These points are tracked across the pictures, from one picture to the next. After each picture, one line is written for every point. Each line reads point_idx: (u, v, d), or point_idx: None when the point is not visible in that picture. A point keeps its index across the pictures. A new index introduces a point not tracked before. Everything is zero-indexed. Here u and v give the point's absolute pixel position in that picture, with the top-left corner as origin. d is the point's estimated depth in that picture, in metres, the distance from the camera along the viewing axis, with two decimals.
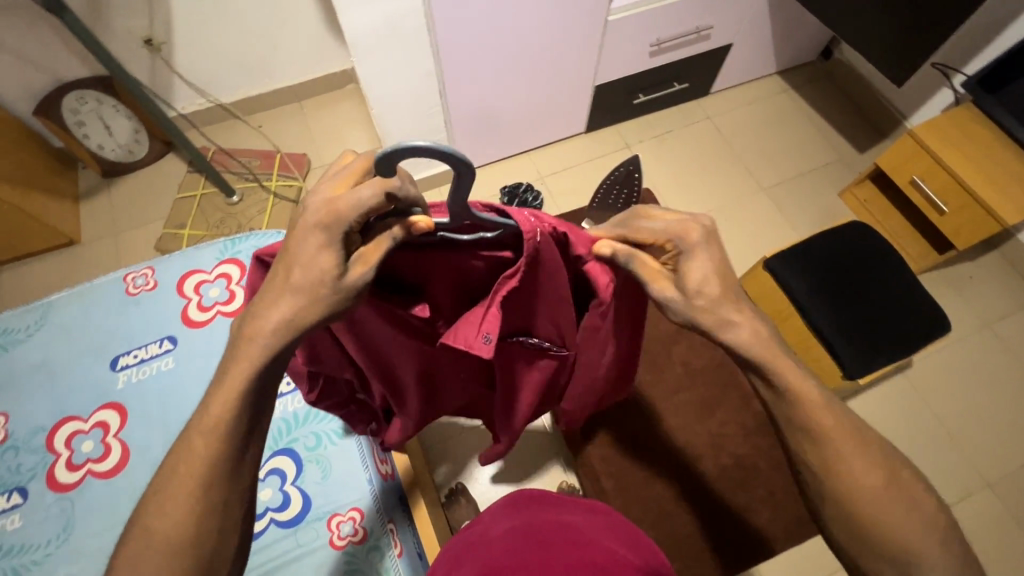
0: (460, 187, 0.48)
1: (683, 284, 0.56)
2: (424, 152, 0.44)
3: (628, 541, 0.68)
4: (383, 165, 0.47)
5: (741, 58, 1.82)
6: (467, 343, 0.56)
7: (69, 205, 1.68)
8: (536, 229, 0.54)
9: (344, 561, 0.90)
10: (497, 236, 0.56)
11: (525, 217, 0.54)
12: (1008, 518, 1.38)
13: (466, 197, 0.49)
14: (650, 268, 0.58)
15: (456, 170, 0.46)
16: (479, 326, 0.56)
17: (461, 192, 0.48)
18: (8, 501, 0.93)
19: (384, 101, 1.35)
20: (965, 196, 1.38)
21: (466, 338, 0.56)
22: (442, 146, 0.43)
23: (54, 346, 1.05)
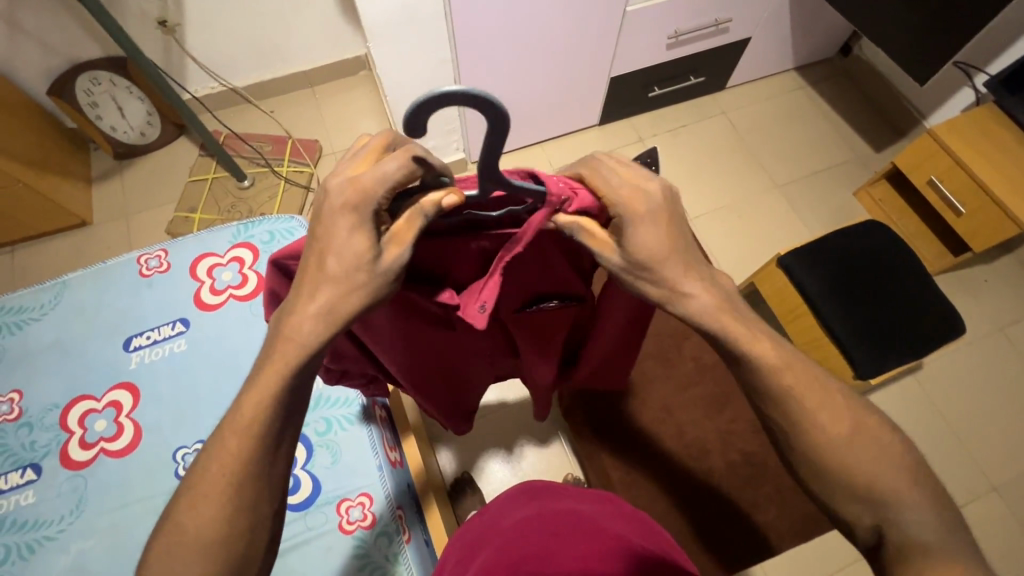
0: (491, 149, 0.47)
1: (708, 276, 0.55)
2: (458, 100, 0.44)
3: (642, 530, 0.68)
4: (411, 126, 0.46)
5: (759, 53, 1.80)
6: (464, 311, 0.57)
7: (82, 186, 1.68)
8: (564, 196, 0.51)
9: (353, 545, 0.91)
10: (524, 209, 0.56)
11: (555, 182, 0.52)
12: (1014, 522, 1.37)
13: (496, 158, 0.48)
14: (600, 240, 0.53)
15: (489, 125, 0.46)
16: (478, 294, 0.55)
17: (491, 153, 0.47)
18: (22, 476, 0.94)
19: (399, 88, 1.34)
20: (983, 197, 1.36)
21: (467, 305, 0.56)
22: (474, 91, 0.43)
23: (68, 325, 1.06)
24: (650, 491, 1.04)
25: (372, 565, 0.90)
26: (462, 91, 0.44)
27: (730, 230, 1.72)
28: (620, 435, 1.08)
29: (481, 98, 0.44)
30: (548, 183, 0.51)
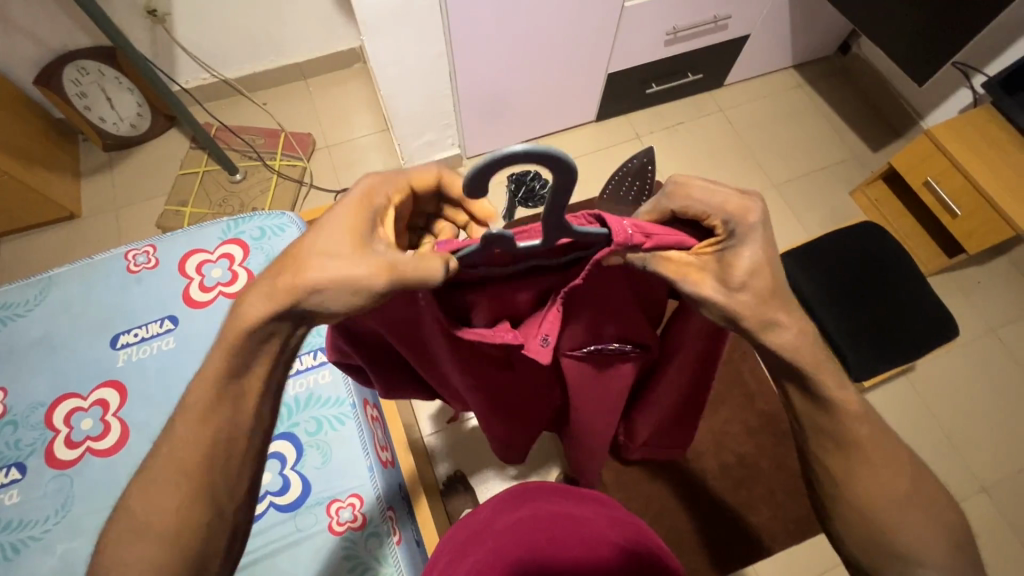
0: (556, 199, 0.45)
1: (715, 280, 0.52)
2: (522, 155, 0.40)
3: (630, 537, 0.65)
4: (475, 184, 0.43)
5: (757, 50, 1.78)
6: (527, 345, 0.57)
7: (70, 178, 1.65)
8: (631, 237, 0.48)
9: (342, 546, 0.90)
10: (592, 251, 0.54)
11: (621, 225, 0.49)
12: (1003, 523, 1.38)
13: (559, 212, 0.46)
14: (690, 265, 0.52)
15: (555, 178, 0.43)
16: (538, 328, 0.57)
17: (556, 207, 0.46)
18: (7, 476, 0.92)
19: (393, 82, 1.32)
20: (980, 199, 1.35)
21: (527, 336, 0.57)
22: (539, 146, 0.40)
23: (53, 321, 1.04)
24: (644, 492, 1.03)
25: (363, 566, 0.90)
26: (526, 150, 0.40)
27: None
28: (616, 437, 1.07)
29: (546, 155, 0.40)
30: (611, 226, 0.48)
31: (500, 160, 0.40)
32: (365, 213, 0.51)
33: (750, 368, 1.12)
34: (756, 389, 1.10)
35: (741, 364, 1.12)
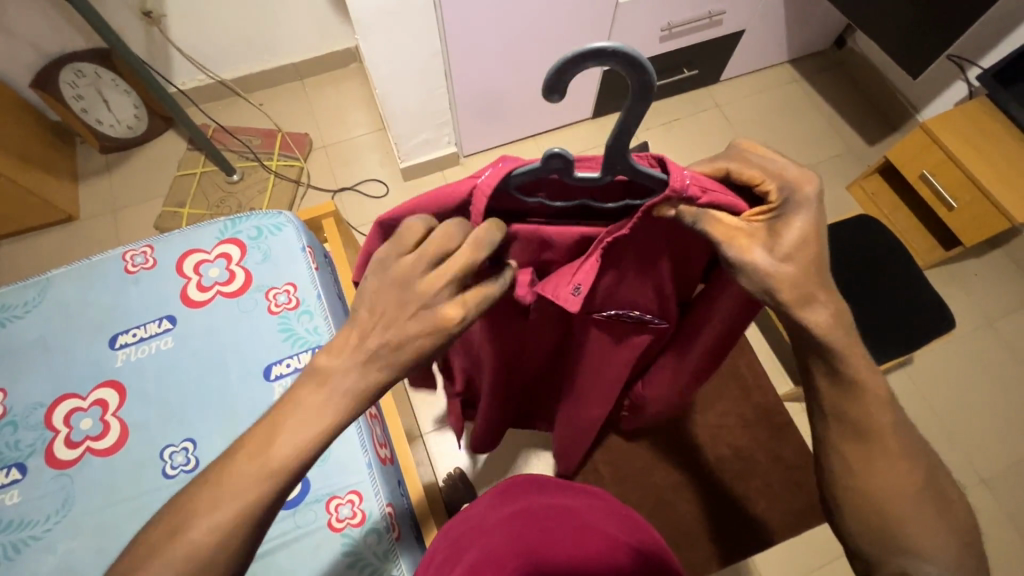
0: (627, 119, 0.46)
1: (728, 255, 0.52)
2: (606, 54, 0.44)
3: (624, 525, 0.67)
4: (550, 87, 0.46)
5: (752, 46, 1.78)
6: (557, 294, 0.59)
7: (67, 180, 1.66)
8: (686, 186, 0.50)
9: (342, 542, 0.91)
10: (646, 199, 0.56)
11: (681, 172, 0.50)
12: (1002, 515, 1.39)
13: (625, 143, 0.48)
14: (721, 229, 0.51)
15: (635, 88, 0.45)
16: (572, 277, 0.58)
17: (624, 132, 0.47)
18: (7, 476, 0.93)
19: (388, 80, 1.32)
20: (975, 191, 1.36)
21: (559, 289, 0.59)
22: (624, 47, 0.43)
23: (52, 322, 1.05)
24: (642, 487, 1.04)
25: (364, 563, 0.90)
26: (609, 48, 0.43)
27: None
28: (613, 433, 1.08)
29: (629, 56, 0.43)
30: (672, 170, 0.50)
31: (584, 54, 0.44)
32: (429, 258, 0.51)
33: (747, 361, 1.13)
34: (753, 382, 1.11)
35: (738, 357, 1.13)
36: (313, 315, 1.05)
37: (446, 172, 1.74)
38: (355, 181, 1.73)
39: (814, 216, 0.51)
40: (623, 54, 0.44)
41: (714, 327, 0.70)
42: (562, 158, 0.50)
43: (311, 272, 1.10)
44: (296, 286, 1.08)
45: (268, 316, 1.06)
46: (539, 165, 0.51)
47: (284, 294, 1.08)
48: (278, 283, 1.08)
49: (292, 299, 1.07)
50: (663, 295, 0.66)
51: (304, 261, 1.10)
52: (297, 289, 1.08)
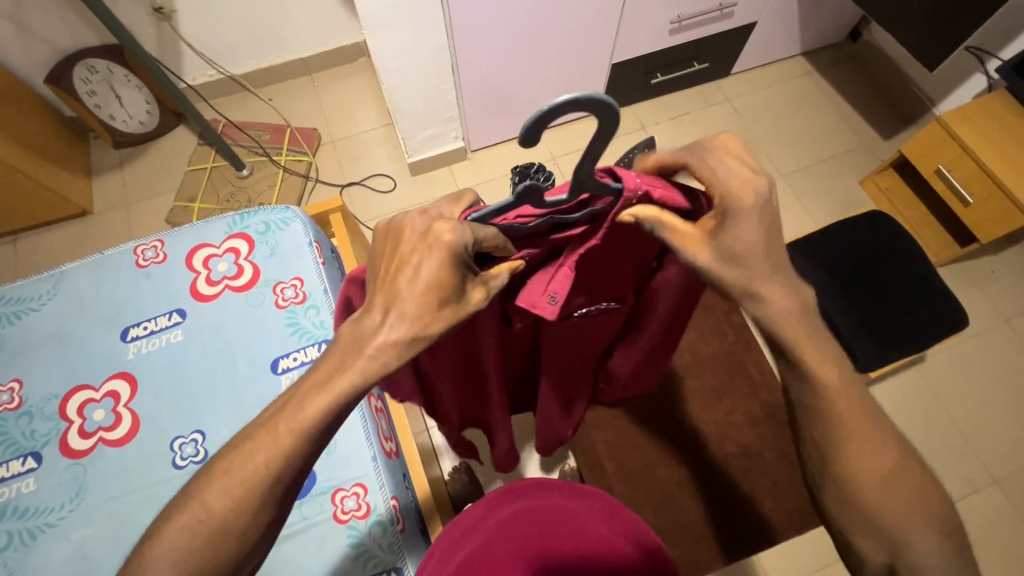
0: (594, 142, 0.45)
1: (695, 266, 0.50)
2: (577, 99, 0.42)
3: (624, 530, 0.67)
4: (530, 135, 0.43)
5: (764, 38, 1.76)
6: (532, 303, 0.57)
7: (82, 175, 1.68)
8: (640, 189, 0.51)
9: (347, 534, 0.92)
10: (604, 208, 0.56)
11: (633, 178, 0.51)
12: (1014, 515, 1.36)
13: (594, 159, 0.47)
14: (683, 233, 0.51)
15: (599, 122, 0.44)
16: (546, 285, 0.56)
17: (590, 158, 0.47)
18: (24, 465, 0.95)
19: (395, 76, 1.31)
20: (992, 187, 1.32)
21: (532, 298, 0.57)
22: (591, 93, 0.42)
23: (66, 315, 1.07)
24: (646, 484, 1.03)
25: (372, 557, 0.91)
26: (577, 97, 0.42)
27: None
28: (616, 429, 1.07)
29: (597, 101, 0.42)
30: (625, 178, 0.50)
31: (558, 105, 0.41)
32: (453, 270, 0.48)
33: (754, 357, 1.12)
34: (760, 379, 1.10)
35: (744, 353, 1.12)
36: (320, 310, 1.06)
37: (454, 167, 1.74)
38: (363, 176, 1.74)
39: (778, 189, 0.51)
40: (595, 99, 0.43)
41: (672, 287, 0.71)
42: (534, 186, 0.48)
43: (317, 267, 1.11)
44: (303, 281, 1.09)
45: (275, 310, 1.07)
46: (510, 194, 0.49)
47: (291, 288, 1.09)
48: (286, 278, 1.09)
49: (299, 294, 1.08)
50: (625, 273, 0.65)
51: (311, 256, 1.11)
52: (304, 284, 1.09)
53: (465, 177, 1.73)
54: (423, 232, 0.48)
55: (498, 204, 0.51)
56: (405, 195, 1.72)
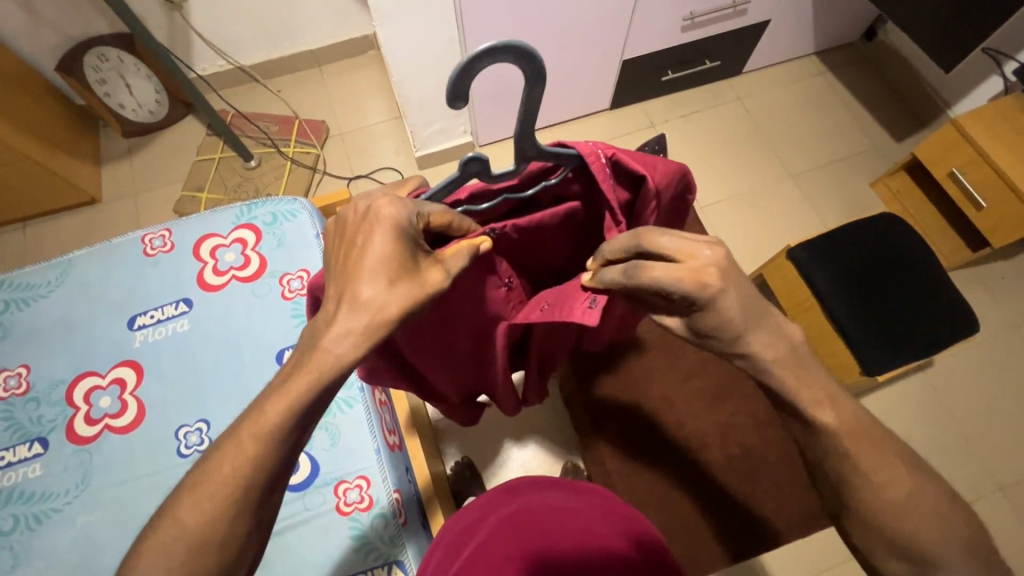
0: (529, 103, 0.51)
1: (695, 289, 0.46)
2: (497, 50, 0.47)
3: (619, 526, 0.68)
4: (455, 93, 0.49)
5: (778, 37, 1.74)
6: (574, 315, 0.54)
7: (91, 164, 1.69)
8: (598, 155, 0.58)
9: (349, 526, 0.92)
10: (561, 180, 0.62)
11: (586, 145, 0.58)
12: (1020, 524, 1.35)
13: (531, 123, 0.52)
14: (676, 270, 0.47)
15: (526, 77, 0.49)
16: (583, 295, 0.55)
17: (528, 119, 0.52)
18: (30, 450, 0.96)
19: (404, 69, 1.31)
20: (1006, 191, 1.31)
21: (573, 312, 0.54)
22: (507, 40, 0.46)
23: (74, 302, 1.07)
24: (648, 483, 1.03)
25: (374, 550, 0.91)
26: (495, 45, 0.47)
27: (741, 219, 1.69)
28: (620, 426, 1.07)
29: (518, 48, 0.47)
30: (579, 145, 0.57)
31: (476, 59, 0.47)
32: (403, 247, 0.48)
33: None
34: None
35: None
36: None
37: (461, 162, 1.74)
38: (370, 169, 1.74)
39: None
40: (514, 48, 0.47)
41: None
42: (477, 161, 0.55)
43: (324, 259, 1.11)
44: (310, 272, 1.09)
45: (281, 302, 1.07)
46: (458, 174, 0.55)
47: (297, 279, 1.09)
48: (292, 269, 1.09)
49: (305, 286, 1.08)
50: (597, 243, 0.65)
51: (318, 248, 1.11)
52: (309, 276, 1.09)
53: None
54: (362, 218, 0.49)
55: (447, 187, 0.57)
56: None
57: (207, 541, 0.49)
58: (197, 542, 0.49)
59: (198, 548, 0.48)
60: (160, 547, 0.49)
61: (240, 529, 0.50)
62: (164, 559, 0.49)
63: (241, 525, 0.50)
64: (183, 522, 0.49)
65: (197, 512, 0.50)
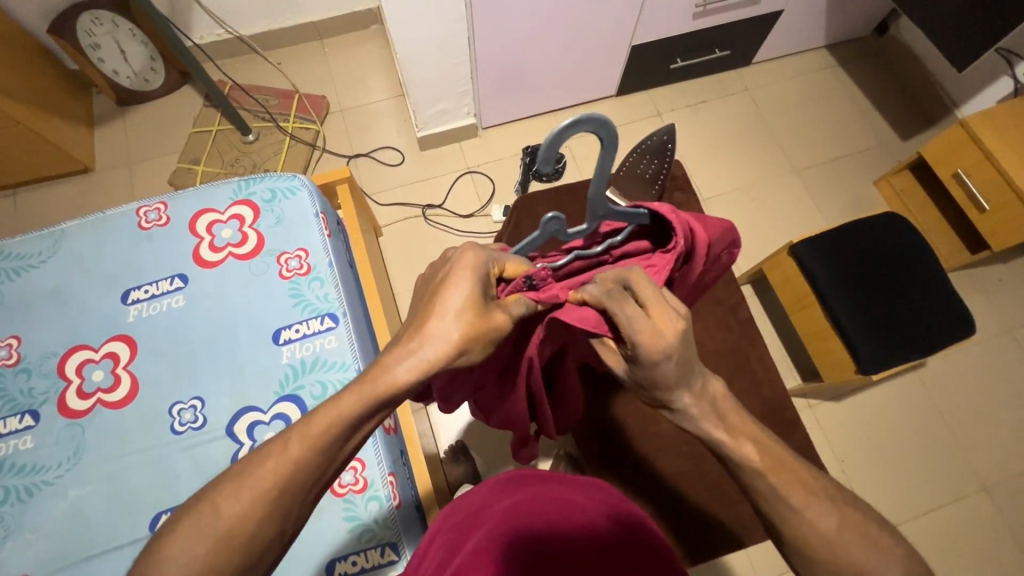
0: (606, 158, 0.55)
1: (650, 341, 0.52)
2: (576, 124, 0.50)
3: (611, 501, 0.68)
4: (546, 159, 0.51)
5: (790, 29, 1.71)
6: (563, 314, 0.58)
7: (84, 130, 1.65)
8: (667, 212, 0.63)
9: (343, 508, 0.92)
10: (626, 233, 0.68)
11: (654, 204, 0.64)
12: (1001, 523, 1.38)
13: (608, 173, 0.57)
14: (644, 334, 0.52)
15: (603, 139, 0.54)
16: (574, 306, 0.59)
17: (603, 172, 0.57)
18: (21, 422, 0.95)
19: (409, 46, 1.27)
20: (1011, 195, 1.30)
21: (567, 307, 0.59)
22: (584, 114, 0.50)
23: (66, 273, 1.05)
24: (641, 473, 1.04)
25: (368, 532, 0.92)
26: (580, 118, 0.50)
27: (743, 213, 1.69)
28: (615, 418, 1.07)
29: (597, 117, 0.51)
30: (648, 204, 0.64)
31: (563, 130, 0.50)
32: (478, 281, 0.55)
33: (758, 356, 1.12)
34: (762, 377, 1.10)
35: (749, 351, 1.12)
36: (324, 283, 1.05)
37: (464, 144, 1.72)
38: (371, 148, 1.71)
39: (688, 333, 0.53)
40: (591, 117, 0.51)
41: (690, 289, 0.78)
42: (556, 222, 0.63)
43: (323, 239, 1.09)
44: (308, 252, 1.08)
45: (279, 281, 1.05)
46: (539, 232, 0.64)
47: (295, 259, 1.07)
48: (290, 248, 1.08)
49: (304, 265, 1.07)
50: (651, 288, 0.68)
51: (317, 226, 1.10)
52: (308, 255, 1.07)
53: (475, 155, 1.71)
54: (447, 263, 0.57)
55: (529, 244, 0.67)
56: (413, 169, 1.69)
57: (226, 531, 0.50)
58: (213, 539, 0.49)
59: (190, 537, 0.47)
60: (169, 536, 0.49)
61: (254, 531, 0.50)
62: (177, 548, 0.49)
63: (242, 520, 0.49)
64: (201, 515, 0.49)
65: (217, 505, 0.50)
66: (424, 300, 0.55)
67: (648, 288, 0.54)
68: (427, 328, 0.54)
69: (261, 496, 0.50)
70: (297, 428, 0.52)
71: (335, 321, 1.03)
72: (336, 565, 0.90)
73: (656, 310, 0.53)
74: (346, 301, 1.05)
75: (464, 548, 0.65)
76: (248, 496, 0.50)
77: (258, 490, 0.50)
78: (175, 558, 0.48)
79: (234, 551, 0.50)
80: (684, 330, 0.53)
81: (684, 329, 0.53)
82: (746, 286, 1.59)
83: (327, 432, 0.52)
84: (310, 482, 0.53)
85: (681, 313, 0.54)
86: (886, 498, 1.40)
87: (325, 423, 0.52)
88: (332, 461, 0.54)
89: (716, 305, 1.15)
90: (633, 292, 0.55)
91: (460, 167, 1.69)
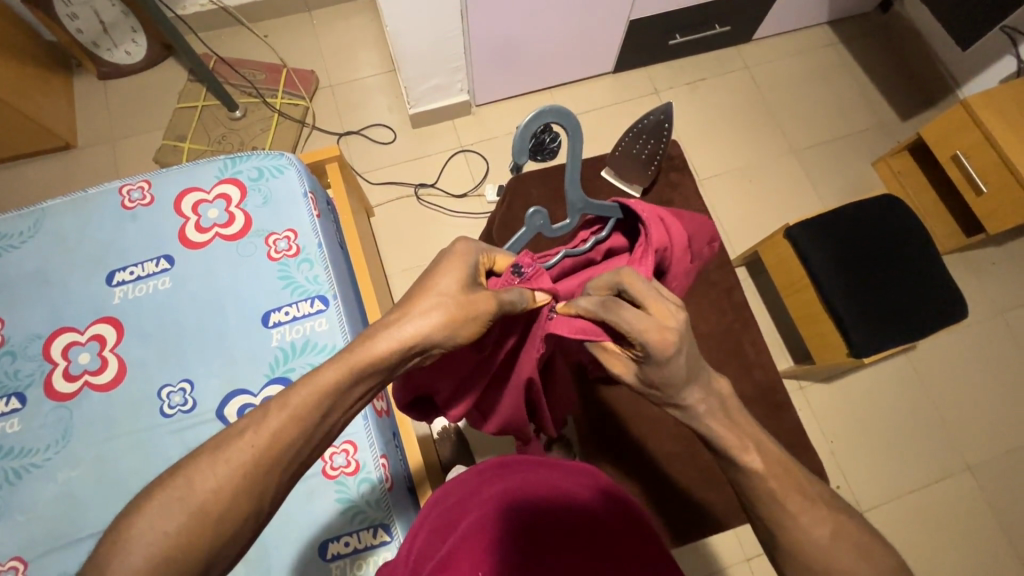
0: (573, 143, 0.62)
1: (657, 337, 0.51)
2: (541, 116, 0.59)
3: (597, 487, 0.67)
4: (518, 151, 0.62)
5: (791, 5, 1.67)
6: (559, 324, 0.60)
7: (65, 105, 1.60)
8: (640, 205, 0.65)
9: (335, 490, 0.93)
10: (609, 229, 0.70)
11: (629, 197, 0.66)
12: (984, 501, 1.41)
13: (579, 161, 0.63)
14: (649, 329, 0.51)
15: (569, 130, 0.62)
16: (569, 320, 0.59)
17: (574, 158, 0.63)
18: (7, 405, 0.94)
19: (400, 20, 1.22)
20: (1009, 177, 1.28)
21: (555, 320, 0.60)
22: (545, 108, 0.59)
23: (48, 254, 1.03)
24: (632, 450, 1.05)
25: (361, 513, 0.92)
26: (541, 110, 0.59)
27: (739, 194, 1.67)
28: (606, 401, 1.07)
29: (559, 110, 0.59)
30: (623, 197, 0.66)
31: (532, 120, 0.59)
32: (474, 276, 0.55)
33: (751, 339, 1.12)
34: (755, 359, 1.10)
35: (742, 334, 1.12)
36: (314, 264, 1.03)
37: (457, 122, 1.68)
38: (361, 126, 1.67)
39: (686, 327, 0.52)
40: (551, 111, 0.59)
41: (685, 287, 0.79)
42: (541, 217, 0.70)
43: (312, 219, 1.07)
44: (297, 233, 1.05)
45: (268, 262, 1.03)
46: (526, 227, 0.70)
47: (284, 240, 1.05)
48: (279, 229, 1.05)
49: (293, 247, 1.05)
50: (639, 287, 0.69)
51: (306, 207, 1.07)
52: (297, 236, 1.05)
53: (468, 133, 1.67)
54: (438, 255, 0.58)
55: (520, 241, 0.71)
56: (405, 148, 1.65)
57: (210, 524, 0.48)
58: (193, 538, 0.47)
59: (166, 535, 0.46)
60: (137, 513, 0.46)
61: (228, 509, 0.48)
62: (147, 527, 0.46)
63: (225, 511, 0.48)
64: (177, 490, 0.47)
65: (201, 482, 0.47)
66: (419, 289, 0.55)
67: (642, 286, 0.53)
68: (415, 305, 0.54)
69: (245, 474, 0.48)
70: (277, 413, 0.50)
71: (326, 304, 1.02)
72: (329, 546, 0.91)
73: (657, 303, 0.53)
74: (336, 283, 1.04)
75: (458, 540, 0.63)
76: (223, 475, 0.48)
77: (246, 465, 0.48)
78: (146, 538, 0.45)
79: (212, 530, 0.47)
80: (683, 321, 0.53)
81: (685, 319, 0.52)
82: (742, 267, 1.58)
83: (313, 407, 0.51)
84: (292, 456, 0.51)
85: (679, 305, 0.54)
86: (870, 478, 1.43)
87: (312, 397, 0.51)
88: (311, 437, 0.52)
89: (711, 287, 1.14)
90: (627, 292, 0.54)
91: (453, 146, 1.66)
